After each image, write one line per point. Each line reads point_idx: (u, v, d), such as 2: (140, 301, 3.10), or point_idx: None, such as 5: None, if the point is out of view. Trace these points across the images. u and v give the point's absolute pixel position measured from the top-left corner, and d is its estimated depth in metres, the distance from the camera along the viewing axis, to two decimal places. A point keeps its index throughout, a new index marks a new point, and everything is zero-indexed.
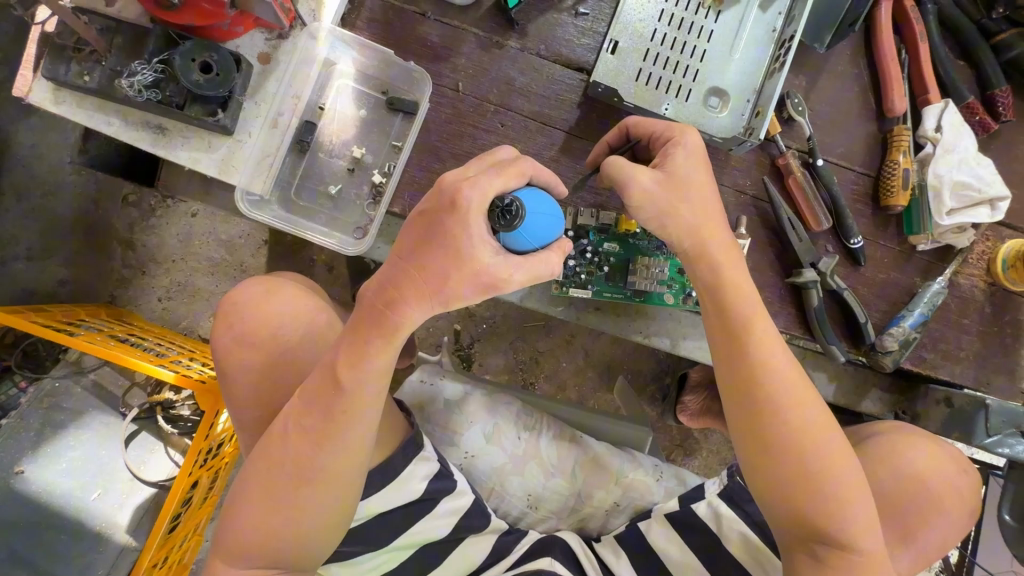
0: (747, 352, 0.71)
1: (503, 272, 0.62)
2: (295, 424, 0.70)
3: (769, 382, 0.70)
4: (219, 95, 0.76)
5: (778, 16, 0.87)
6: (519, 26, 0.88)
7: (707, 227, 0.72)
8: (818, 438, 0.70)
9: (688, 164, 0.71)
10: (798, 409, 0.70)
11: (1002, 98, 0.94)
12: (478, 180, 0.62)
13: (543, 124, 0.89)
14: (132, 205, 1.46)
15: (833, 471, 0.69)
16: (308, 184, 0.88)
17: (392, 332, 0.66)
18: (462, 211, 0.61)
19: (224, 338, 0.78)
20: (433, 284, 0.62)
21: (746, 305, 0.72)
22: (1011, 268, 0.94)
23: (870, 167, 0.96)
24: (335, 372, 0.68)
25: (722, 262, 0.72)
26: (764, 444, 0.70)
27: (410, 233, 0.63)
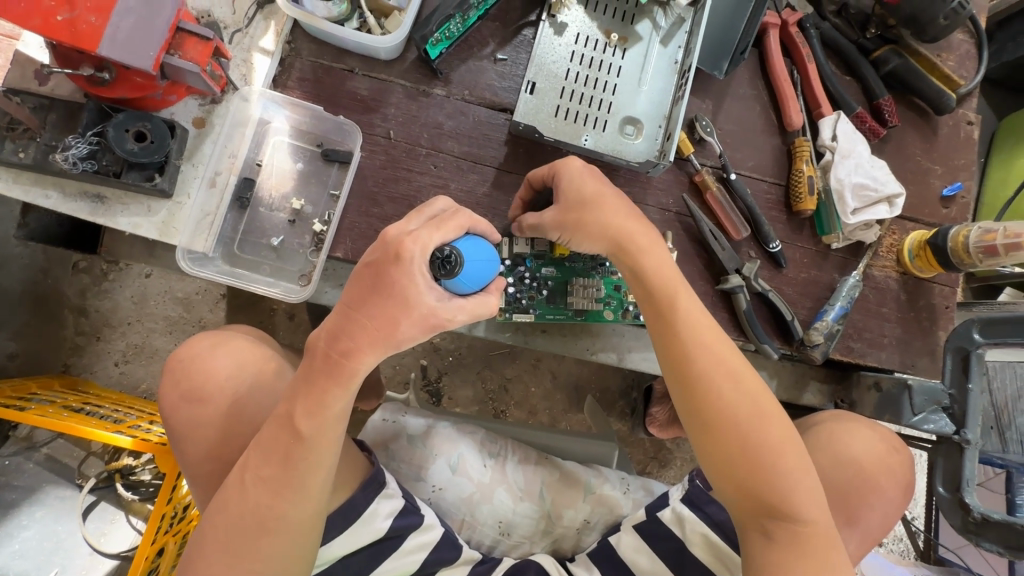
0: (684, 337, 0.76)
1: (448, 314, 0.66)
2: (251, 469, 0.71)
3: (705, 363, 0.75)
4: (155, 161, 0.80)
5: (678, 50, 0.96)
6: (444, 75, 0.94)
7: (634, 234, 0.78)
8: (757, 414, 0.74)
9: (580, 181, 0.79)
10: (734, 387, 0.74)
11: (886, 106, 1.04)
12: (419, 233, 0.65)
13: (474, 162, 0.95)
14: (83, 272, 1.48)
15: (772, 443, 0.73)
16: (251, 238, 0.90)
17: (349, 377, 0.68)
18: (407, 263, 0.64)
19: (172, 394, 0.79)
20: (386, 332, 0.66)
21: (680, 294, 0.77)
22: (916, 257, 1.03)
23: (779, 177, 1.04)
24: (292, 422, 0.69)
25: (650, 266, 0.78)
26: (705, 423, 0.75)
27: (360, 283, 0.66)
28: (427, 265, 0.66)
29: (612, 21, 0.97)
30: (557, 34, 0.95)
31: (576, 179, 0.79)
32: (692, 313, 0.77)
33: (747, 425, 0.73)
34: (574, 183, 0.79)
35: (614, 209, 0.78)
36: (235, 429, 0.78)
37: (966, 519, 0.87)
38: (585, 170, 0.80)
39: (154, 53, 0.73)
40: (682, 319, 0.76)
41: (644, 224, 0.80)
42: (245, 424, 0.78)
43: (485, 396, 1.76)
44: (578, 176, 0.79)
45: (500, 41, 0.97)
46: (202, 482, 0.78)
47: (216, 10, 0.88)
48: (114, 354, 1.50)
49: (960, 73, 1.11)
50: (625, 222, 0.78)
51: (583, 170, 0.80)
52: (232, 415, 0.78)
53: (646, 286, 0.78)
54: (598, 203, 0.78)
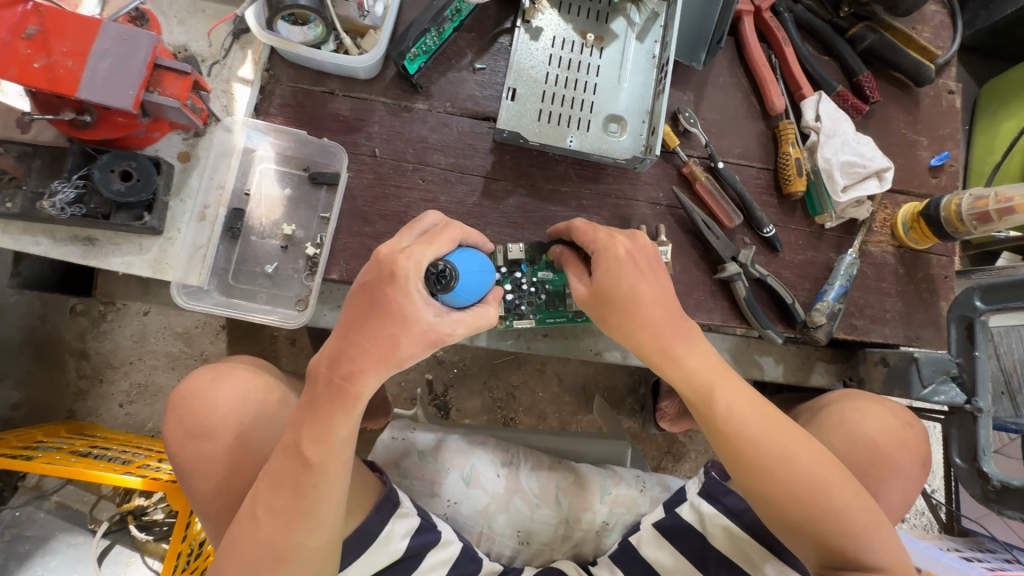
0: (732, 428, 0.71)
1: (447, 328, 0.66)
2: (261, 502, 0.70)
3: (760, 450, 0.70)
4: (144, 199, 0.79)
5: (655, 44, 0.97)
6: (424, 89, 0.95)
7: (667, 331, 0.72)
8: (821, 481, 0.70)
9: (615, 264, 0.73)
10: (790, 460, 0.70)
11: (867, 83, 1.05)
12: (412, 250, 0.66)
13: (462, 173, 0.95)
14: (81, 315, 1.52)
15: (845, 511, 0.69)
16: (244, 268, 0.89)
17: (352, 400, 0.67)
18: (402, 280, 0.64)
19: (176, 431, 0.79)
20: (387, 351, 0.65)
21: (718, 384, 0.72)
22: (911, 229, 1.03)
23: (767, 162, 1.04)
24: (300, 450, 0.69)
25: (680, 359, 0.72)
26: (772, 505, 0.71)
27: (359, 308, 0.66)
28: (422, 282, 0.66)
29: (587, 22, 0.97)
30: (533, 40, 0.95)
31: (615, 270, 0.72)
32: (733, 403, 0.71)
33: (812, 494, 0.69)
34: (608, 270, 0.73)
35: (645, 295, 0.72)
36: (243, 461, 0.77)
37: (986, 488, 0.86)
38: (628, 255, 0.73)
39: (134, 91, 0.72)
40: (727, 410, 0.71)
41: (673, 312, 0.73)
42: (253, 453, 0.78)
43: (493, 405, 1.77)
44: (616, 267, 0.73)
45: (478, 50, 0.97)
46: (213, 516, 0.78)
47: (193, 45, 0.88)
48: (118, 396, 1.53)
49: (937, 43, 1.12)
50: (657, 317, 0.72)
51: (623, 260, 0.73)
52: (239, 447, 0.78)
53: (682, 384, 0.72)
54: (630, 297, 0.72)
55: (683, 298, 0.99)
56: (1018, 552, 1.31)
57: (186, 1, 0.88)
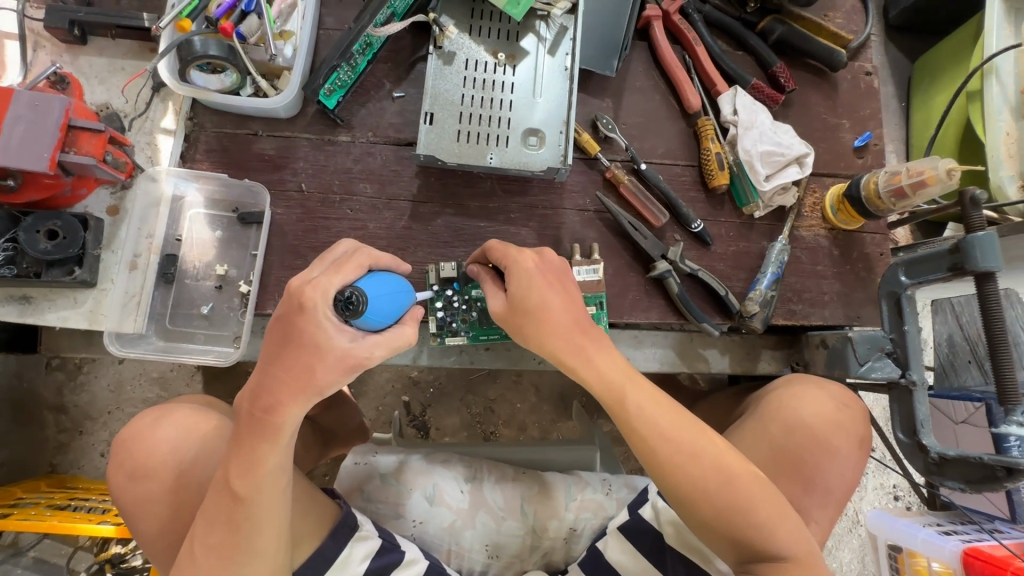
0: (643, 427, 0.75)
1: (365, 352, 0.67)
2: (197, 537, 0.71)
3: (668, 449, 0.74)
4: (72, 255, 0.82)
5: (566, 57, 0.99)
6: (346, 122, 0.98)
7: (578, 340, 0.77)
8: (725, 475, 0.74)
9: (523, 273, 0.77)
10: (696, 457, 0.74)
11: (781, 73, 1.07)
12: (321, 280, 0.67)
13: (389, 200, 0.98)
14: (56, 369, 1.57)
15: (749, 502, 0.73)
16: (180, 311, 0.91)
17: (275, 431, 0.69)
18: (311, 311, 0.66)
19: (117, 475, 0.80)
20: (305, 380, 0.67)
21: (629, 387, 0.76)
22: (838, 211, 1.04)
23: (691, 158, 1.06)
24: (229, 485, 0.70)
25: (591, 365, 0.77)
26: (683, 500, 0.74)
27: (275, 341, 0.67)
28: (333, 311, 0.67)
29: (498, 42, 1.00)
30: (447, 64, 0.98)
31: (527, 283, 0.76)
32: (643, 404, 0.75)
33: (717, 488, 0.73)
34: (516, 283, 0.76)
35: (552, 306, 0.76)
36: (183, 501, 0.78)
37: (927, 461, 0.86)
38: (530, 265, 0.77)
39: (48, 153, 0.76)
40: (637, 411, 0.75)
41: (583, 323, 0.78)
42: (193, 490, 0.78)
43: (472, 420, 1.78)
44: (528, 280, 0.76)
45: (396, 79, 1.00)
46: (163, 551, 0.79)
47: (114, 102, 0.92)
48: (99, 446, 1.58)
49: (849, 28, 1.15)
50: (566, 330, 0.76)
51: (533, 273, 0.77)
52: (180, 485, 0.79)
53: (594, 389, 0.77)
54: (540, 308, 0.76)
55: (618, 299, 1.01)
56: (999, 522, 1.29)
57: (106, 61, 0.92)
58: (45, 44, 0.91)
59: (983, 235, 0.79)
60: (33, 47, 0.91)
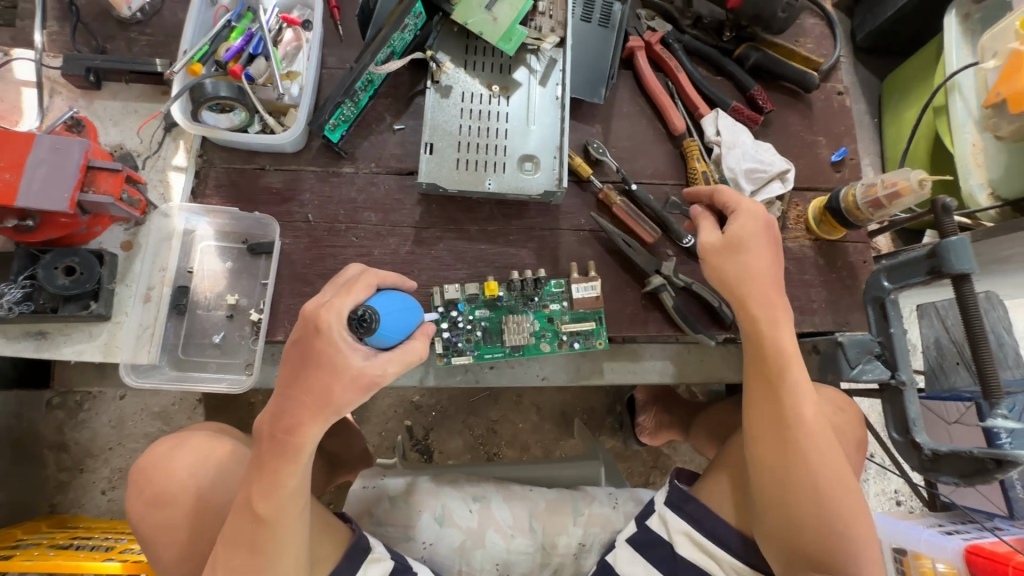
0: (795, 395, 0.85)
1: (379, 369, 0.70)
2: (220, 560, 0.72)
3: (806, 428, 0.83)
4: (88, 289, 0.85)
5: (557, 86, 1.05)
6: (349, 154, 1.02)
7: (772, 301, 0.88)
8: (840, 471, 0.83)
9: (752, 232, 0.89)
10: (825, 444, 0.84)
11: (759, 95, 1.14)
12: (334, 302, 0.70)
13: (393, 227, 1.02)
14: (58, 408, 1.59)
15: (843, 501, 0.82)
16: (192, 341, 0.93)
17: (295, 452, 0.70)
18: (327, 332, 0.68)
19: (134, 503, 0.80)
20: (323, 400, 0.69)
21: (798, 364, 0.86)
22: (821, 222, 1.10)
23: (679, 178, 1.12)
24: (250, 506, 0.71)
25: (769, 333, 0.87)
26: (791, 478, 0.83)
27: (294, 364, 0.70)
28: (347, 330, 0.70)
29: (492, 75, 1.06)
30: (444, 97, 1.03)
31: (749, 229, 0.89)
32: (803, 382, 0.85)
33: (828, 478, 0.82)
34: (742, 232, 0.89)
35: (766, 267, 0.89)
36: (203, 525, 0.80)
37: (921, 458, 0.90)
38: (758, 226, 0.90)
39: (68, 194, 0.79)
40: (797, 381, 0.85)
41: (781, 294, 0.90)
42: (213, 515, 0.80)
43: (475, 443, 1.79)
44: (751, 224, 0.90)
45: (396, 113, 1.05)
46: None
47: (128, 142, 0.96)
48: (100, 483, 1.60)
49: (820, 52, 1.22)
50: (768, 289, 0.89)
51: (757, 224, 0.90)
52: (199, 511, 0.80)
53: (762, 344, 0.88)
54: (750, 258, 0.89)
55: (617, 314, 1.04)
56: (998, 520, 1.30)
57: (120, 104, 0.97)
58: (61, 90, 0.96)
59: (956, 240, 0.84)
60: (49, 93, 0.95)
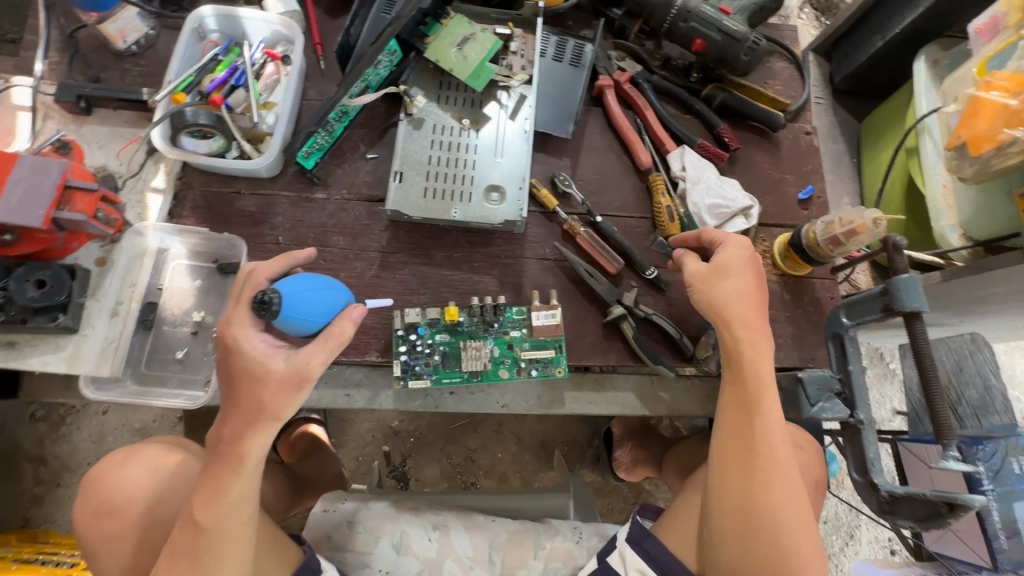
0: (764, 425, 0.85)
1: (301, 364, 0.70)
2: (160, 571, 0.72)
3: (772, 456, 0.83)
4: (57, 302, 0.88)
5: (525, 121, 1.10)
6: (323, 180, 1.06)
7: (751, 329, 0.88)
8: (800, 505, 0.82)
9: (737, 263, 0.90)
10: (788, 475, 0.83)
11: (725, 133, 1.17)
12: (236, 315, 0.73)
13: (360, 251, 1.05)
14: (41, 421, 1.63)
15: (799, 538, 0.81)
16: (156, 356, 0.95)
17: (238, 461, 0.71)
18: (237, 347, 0.71)
19: (81, 513, 0.80)
20: (254, 408, 0.70)
21: (772, 396, 0.86)
22: (786, 258, 1.11)
23: (646, 211, 1.14)
24: (192, 516, 0.71)
25: (750, 357, 0.87)
26: (749, 505, 0.82)
27: (224, 383, 0.72)
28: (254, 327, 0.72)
29: (463, 109, 1.10)
30: (416, 129, 1.08)
31: (735, 256, 0.90)
32: (775, 410, 0.86)
33: (787, 510, 0.81)
34: (730, 260, 0.90)
35: (751, 296, 0.89)
36: (150, 537, 0.80)
37: (880, 500, 0.88)
38: (745, 258, 0.91)
39: (44, 210, 0.83)
40: (770, 412, 0.85)
41: (762, 322, 0.90)
42: (160, 528, 0.80)
43: (452, 471, 1.78)
44: (740, 254, 0.91)
45: (370, 142, 1.10)
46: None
47: (111, 164, 1.01)
48: (74, 498, 1.61)
49: (788, 93, 1.26)
50: (752, 315, 0.89)
51: (746, 254, 0.91)
52: (147, 523, 0.80)
53: (738, 370, 0.87)
54: (736, 284, 0.89)
55: (578, 343, 1.05)
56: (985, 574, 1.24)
57: (108, 129, 1.02)
58: (54, 115, 1.02)
59: (906, 278, 0.84)
60: (43, 118, 1.01)
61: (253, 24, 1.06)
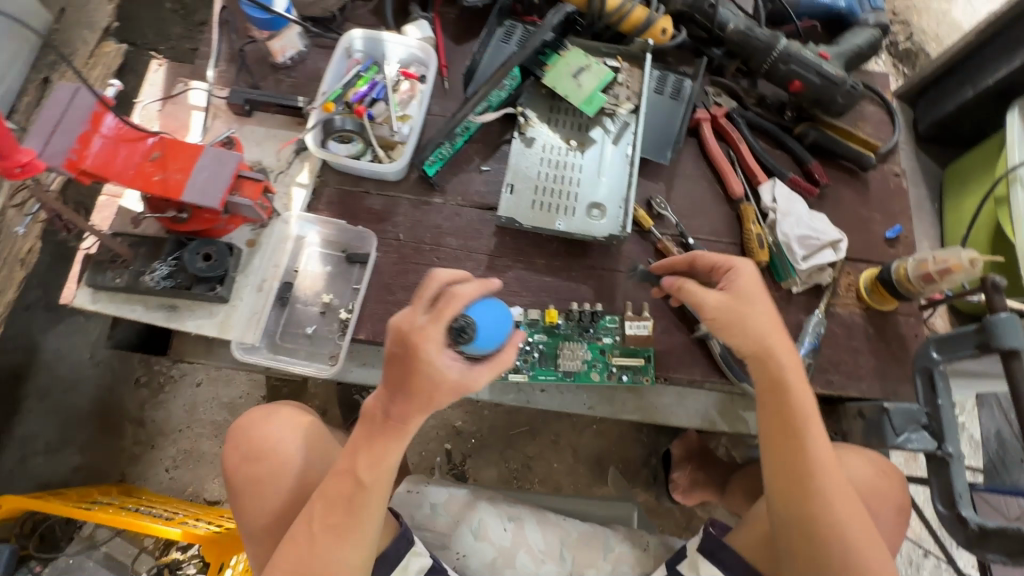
0: (811, 449, 0.82)
1: (471, 378, 0.77)
2: (315, 518, 0.82)
3: (827, 486, 0.80)
4: (217, 275, 1.01)
5: (627, 146, 1.19)
6: (440, 187, 1.18)
7: (778, 349, 0.85)
8: (867, 533, 0.79)
9: (753, 287, 0.87)
10: (847, 502, 0.80)
11: (816, 170, 1.23)
12: (429, 330, 0.75)
13: (470, 252, 1.15)
14: (143, 386, 1.79)
15: (877, 568, 0.78)
16: (289, 329, 1.08)
17: (401, 433, 0.81)
18: (423, 357, 0.75)
19: (236, 460, 0.92)
20: (425, 399, 0.77)
21: (813, 415, 0.84)
22: (872, 292, 1.15)
23: (735, 237, 1.21)
24: (354, 474, 0.81)
25: (790, 382, 0.84)
26: (817, 542, 0.79)
27: (396, 377, 0.77)
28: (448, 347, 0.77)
29: (571, 131, 1.20)
30: (527, 146, 1.18)
31: (751, 277, 0.88)
32: (820, 437, 0.83)
33: (857, 539, 0.79)
34: (744, 282, 0.87)
35: (773, 314, 0.87)
36: (296, 492, 0.90)
37: (968, 534, 0.89)
38: (757, 280, 0.88)
39: (221, 194, 0.97)
40: (815, 439, 0.82)
41: (787, 339, 0.87)
42: (304, 484, 0.91)
43: (509, 475, 1.83)
44: (752, 276, 0.89)
45: (484, 156, 1.21)
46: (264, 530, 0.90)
47: (265, 160, 1.16)
48: (165, 462, 1.75)
49: (878, 136, 1.31)
50: (779, 335, 0.86)
51: (754, 274, 0.89)
52: (293, 480, 0.90)
53: (779, 394, 0.84)
54: (757, 307, 0.86)
55: (664, 356, 1.11)
56: None
57: (264, 130, 1.17)
58: (220, 115, 1.17)
59: (1003, 317, 0.87)
60: (212, 117, 1.17)
61: (393, 47, 1.21)
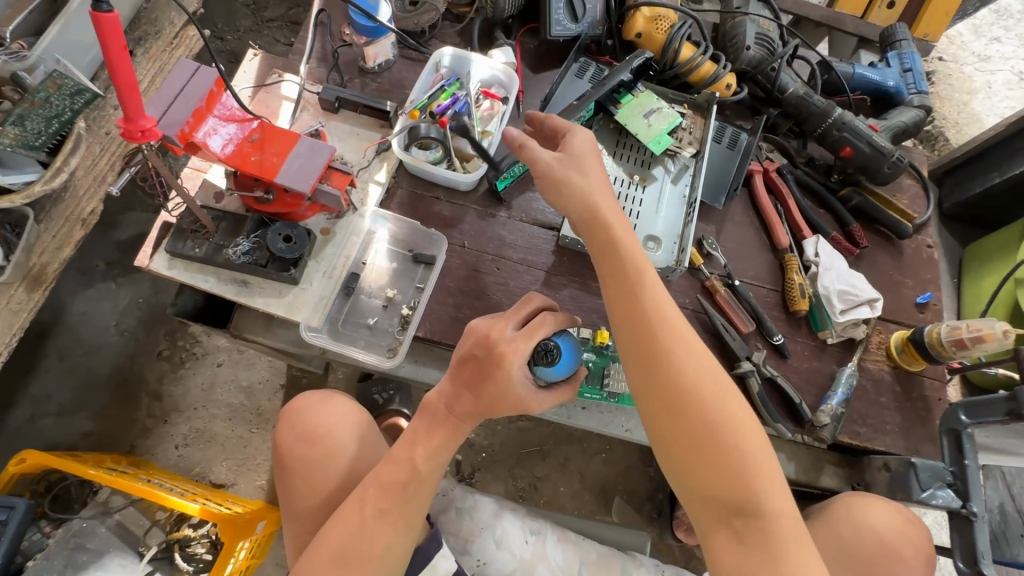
0: (649, 303, 0.88)
1: (534, 401, 0.95)
2: (368, 498, 0.92)
3: (667, 338, 0.86)
4: (294, 257, 1.06)
5: (685, 187, 1.26)
6: (507, 202, 1.23)
7: (607, 214, 0.95)
8: (714, 384, 0.84)
9: (586, 153, 1.00)
10: (692, 355, 0.85)
11: (856, 231, 1.31)
12: (517, 344, 0.93)
13: (529, 266, 1.20)
14: (165, 359, 1.78)
15: (728, 418, 0.82)
16: (351, 318, 1.11)
17: (457, 432, 0.95)
18: (506, 366, 0.92)
19: (294, 437, 1.06)
20: (490, 403, 0.94)
21: (646, 271, 0.91)
22: (902, 351, 1.21)
23: (777, 284, 1.27)
24: (414, 463, 0.93)
25: (624, 247, 0.92)
26: (666, 396, 0.84)
27: (474, 376, 0.94)
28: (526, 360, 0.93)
29: (634, 166, 1.28)
30: None
31: (585, 146, 1.00)
32: (658, 294, 0.89)
33: (708, 394, 0.83)
34: (580, 150, 0.99)
35: (606, 184, 0.98)
36: (350, 475, 1.03)
37: None
38: (593, 147, 1.01)
39: (312, 180, 1.01)
40: (651, 295, 0.89)
41: (619, 211, 0.97)
42: (358, 470, 1.04)
43: (515, 493, 1.84)
44: (586, 151, 1.00)
45: None
46: (314, 505, 1.02)
47: (347, 155, 1.21)
48: (175, 438, 1.73)
49: (913, 208, 1.39)
50: (612, 206, 0.96)
51: (592, 146, 1.01)
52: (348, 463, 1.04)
53: (611, 257, 0.92)
54: (589, 176, 0.97)
55: None
56: None
57: (348, 127, 1.23)
58: (308, 108, 1.23)
59: None
60: (300, 109, 1.23)
61: (478, 66, 1.28)
